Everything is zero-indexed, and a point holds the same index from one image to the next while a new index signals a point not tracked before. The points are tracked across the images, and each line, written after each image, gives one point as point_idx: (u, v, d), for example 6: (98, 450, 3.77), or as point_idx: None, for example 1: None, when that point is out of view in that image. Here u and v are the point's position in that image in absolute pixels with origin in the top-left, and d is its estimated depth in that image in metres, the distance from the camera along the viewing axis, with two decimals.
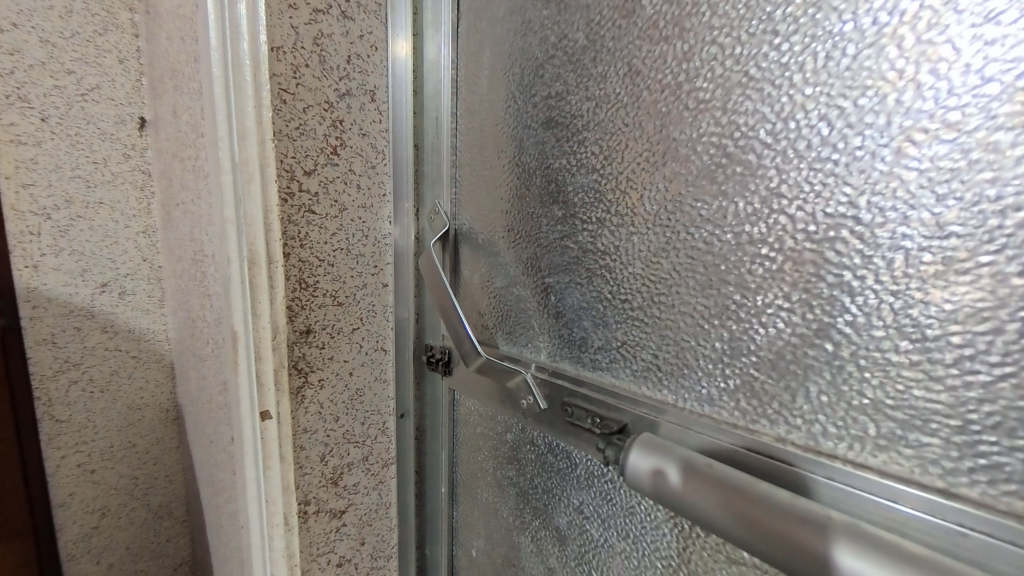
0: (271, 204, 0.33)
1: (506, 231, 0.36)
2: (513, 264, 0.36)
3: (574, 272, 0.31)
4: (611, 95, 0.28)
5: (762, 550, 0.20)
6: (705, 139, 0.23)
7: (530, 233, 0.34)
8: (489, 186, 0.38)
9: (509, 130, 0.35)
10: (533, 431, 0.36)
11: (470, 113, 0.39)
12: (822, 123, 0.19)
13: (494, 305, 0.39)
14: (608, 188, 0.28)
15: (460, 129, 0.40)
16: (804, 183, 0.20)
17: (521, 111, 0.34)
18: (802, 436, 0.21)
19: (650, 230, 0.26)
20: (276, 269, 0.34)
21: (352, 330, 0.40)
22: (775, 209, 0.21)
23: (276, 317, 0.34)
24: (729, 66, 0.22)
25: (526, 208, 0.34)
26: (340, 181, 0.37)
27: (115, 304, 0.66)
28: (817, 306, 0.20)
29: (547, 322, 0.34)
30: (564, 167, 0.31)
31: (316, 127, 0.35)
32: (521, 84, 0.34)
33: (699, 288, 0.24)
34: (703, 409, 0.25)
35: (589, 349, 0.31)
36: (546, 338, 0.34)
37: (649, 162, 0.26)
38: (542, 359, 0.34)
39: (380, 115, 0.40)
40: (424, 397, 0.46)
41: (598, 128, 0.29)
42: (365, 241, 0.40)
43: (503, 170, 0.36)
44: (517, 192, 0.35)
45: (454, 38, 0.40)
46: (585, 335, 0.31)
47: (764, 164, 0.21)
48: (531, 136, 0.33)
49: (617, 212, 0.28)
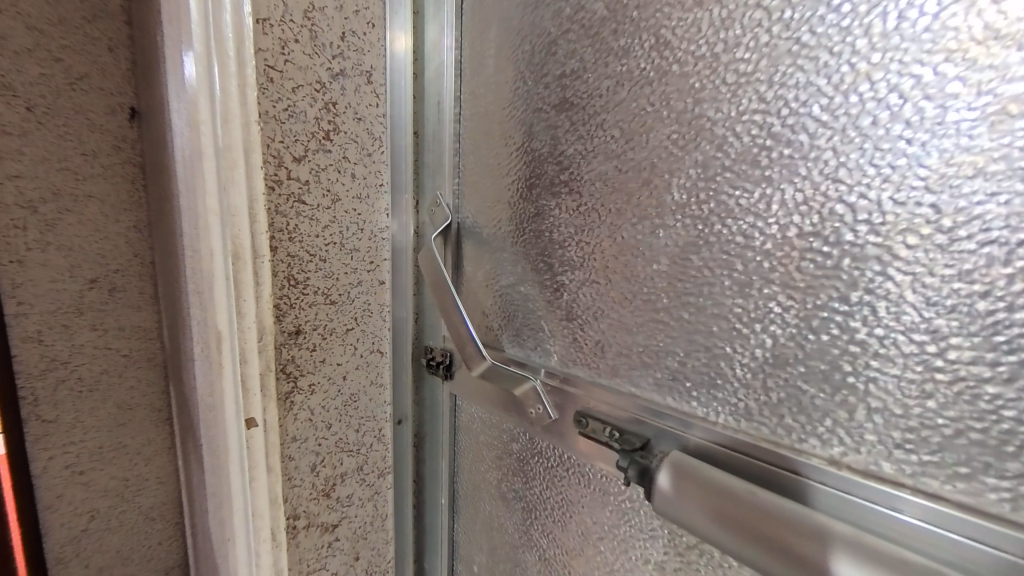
0: (258, 191, 0.30)
1: (513, 224, 0.34)
2: (521, 261, 0.33)
3: (589, 270, 0.28)
4: (634, 71, 0.25)
5: (757, 563, 0.19)
6: (748, 117, 0.20)
7: (540, 227, 0.31)
8: (495, 175, 0.35)
9: (517, 114, 0.32)
10: (542, 443, 0.33)
11: (474, 96, 0.36)
12: (891, 95, 0.17)
13: (499, 305, 0.36)
14: (629, 176, 0.26)
15: (463, 116, 0.37)
16: (867, 166, 0.17)
17: (531, 92, 0.31)
18: (858, 459, 0.18)
19: (679, 223, 0.23)
20: (263, 265, 0.31)
21: (346, 331, 0.37)
22: (833, 196, 0.18)
23: (263, 316, 0.31)
24: (776, 33, 0.19)
25: (535, 200, 0.32)
26: (332, 169, 0.35)
27: (105, 302, 0.48)
28: (881, 309, 0.17)
29: (559, 326, 0.31)
30: (579, 152, 0.28)
31: (307, 109, 0.33)
32: (531, 63, 0.31)
33: (736, 288, 0.21)
34: (739, 424, 0.22)
35: (605, 354, 0.28)
36: (556, 341, 0.31)
37: (677, 146, 0.23)
38: (551, 364, 0.31)
39: (376, 99, 0.37)
40: (423, 401, 0.44)
41: (619, 111, 0.26)
42: (360, 236, 0.37)
43: (510, 158, 0.33)
44: (527, 182, 0.32)
45: (458, 16, 0.37)
46: (602, 338, 0.28)
47: (820, 144, 0.18)
48: (542, 120, 0.30)
49: (639, 203, 0.25)
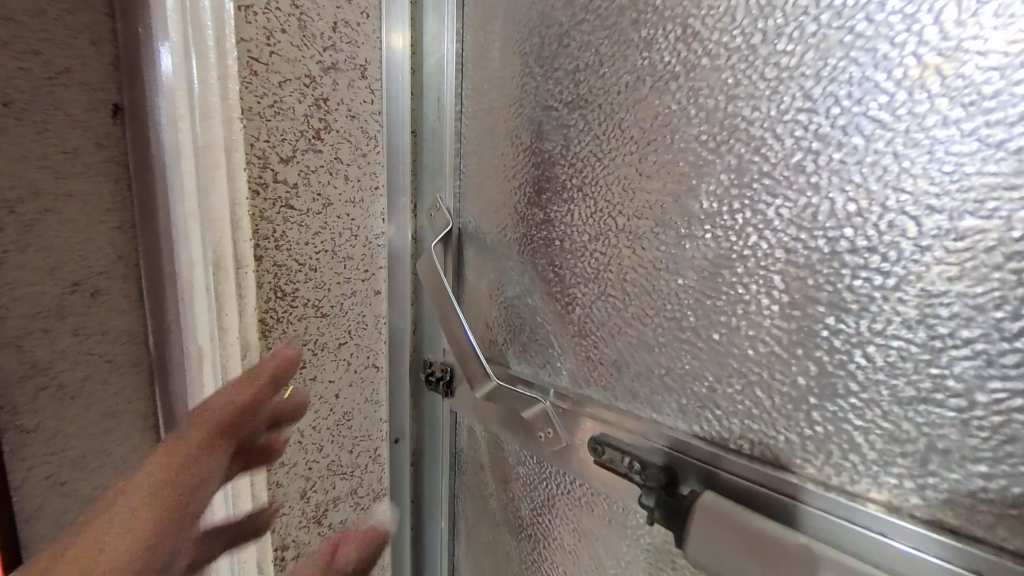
0: (242, 196, 0.28)
1: (519, 231, 0.31)
2: (529, 270, 0.31)
3: (604, 283, 0.26)
4: (657, 65, 0.22)
5: None
6: (790, 115, 0.18)
7: (549, 235, 0.29)
8: (500, 178, 0.32)
9: (524, 112, 0.30)
10: (550, 468, 0.31)
11: (478, 93, 0.34)
12: (966, 92, 0.15)
13: (504, 317, 0.33)
14: (650, 182, 0.23)
15: (466, 113, 0.35)
16: (926, 177, 0.15)
17: (539, 88, 0.29)
18: (915, 501, 0.16)
19: (709, 235, 0.21)
20: (248, 276, 0.28)
21: (338, 346, 0.34)
22: (890, 208, 0.16)
23: (247, 332, 0.29)
24: (825, 21, 0.17)
25: (544, 206, 0.29)
26: (324, 171, 0.32)
27: (87, 305, 0.28)
28: (942, 336, 0.15)
29: (571, 341, 0.28)
30: (593, 155, 0.26)
31: (296, 105, 0.30)
32: (540, 56, 0.29)
33: (776, 308, 0.19)
34: (779, 460, 0.20)
35: (622, 376, 0.25)
36: (567, 359, 0.29)
37: (707, 149, 0.21)
38: (562, 383, 0.29)
39: (371, 94, 0.34)
40: (421, 416, 0.41)
41: (640, 109, 0.23)
42: (353, 243, 0.35)
43: (516, 160, 0.31)
44: (535, 186, 0.30)
45: (460, 6, 0.34)
46: (618, 358, 0.26)
47: (874, 149, 0.16)
48: (551, 118, 0.28)
49: (662, 211, 0.23)
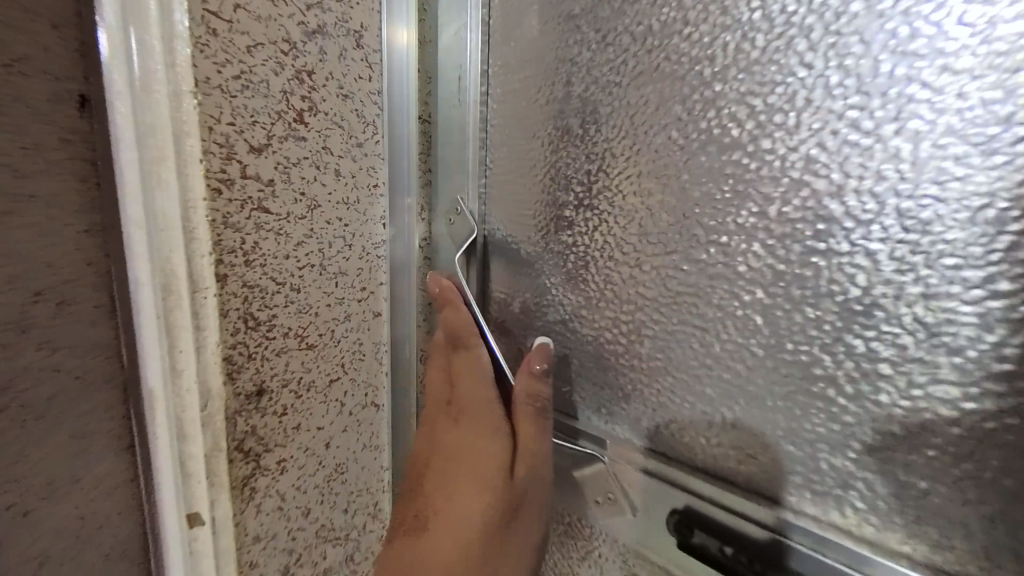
0: (196, 197, 0.21)
1: (564, 240, 0.28)
2: (568, 282, 0.28)
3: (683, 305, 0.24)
4: (782, 20, 0.20)
5: None
6: (857, 166, 0.18)
7: (607, 254, 0.26)
8: (542, 180, 0.28)
9: (581, 97, 0.26)
10: (592, 524, 0.29)
11: (512, 72, 0.28)
12: None
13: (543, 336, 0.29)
14: (767, 162, 0.21)
15: (492, 99, 0.29)
16: (976, 248, 0.17)
17: (599, 72, 0.25)
18: (933, 537, 0.18)
19: (846, 220, 0.19)
20: (208, 302, 0.22)
21: (330, 384, 0.28)
22: (932, 271, 0.17)
23: (207, 375, 0.22)
24: None
25: (585, 215, 0.27)
26: (308, 164, 0.25)
27: (53, 318, 0.21)
28: (981, 394, 0.17)
29: (614, 365, 0.27)
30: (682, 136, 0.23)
31: (270, 77, 0.23)
32: (602, 34, 0.25)
33: (935, 300, 0.17)
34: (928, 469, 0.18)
35: (715, 389, 0.23)
36: (630, 380, 0.26)
37: (852, 117, 0.18)
38: (618, 432, 0.27)
39: (368, 67, 0.27)
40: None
41: (705, 136, 0.22)
42: (348, 255, 0.28)
43: (561, 160, 0.27)
44: (589, 191, 0.26)
45: None
46: (709, 372, 0.23)
47: (949, 211, 0.17)
48: (619, 107, 0.25)
49: (787, 196, 0.20)
